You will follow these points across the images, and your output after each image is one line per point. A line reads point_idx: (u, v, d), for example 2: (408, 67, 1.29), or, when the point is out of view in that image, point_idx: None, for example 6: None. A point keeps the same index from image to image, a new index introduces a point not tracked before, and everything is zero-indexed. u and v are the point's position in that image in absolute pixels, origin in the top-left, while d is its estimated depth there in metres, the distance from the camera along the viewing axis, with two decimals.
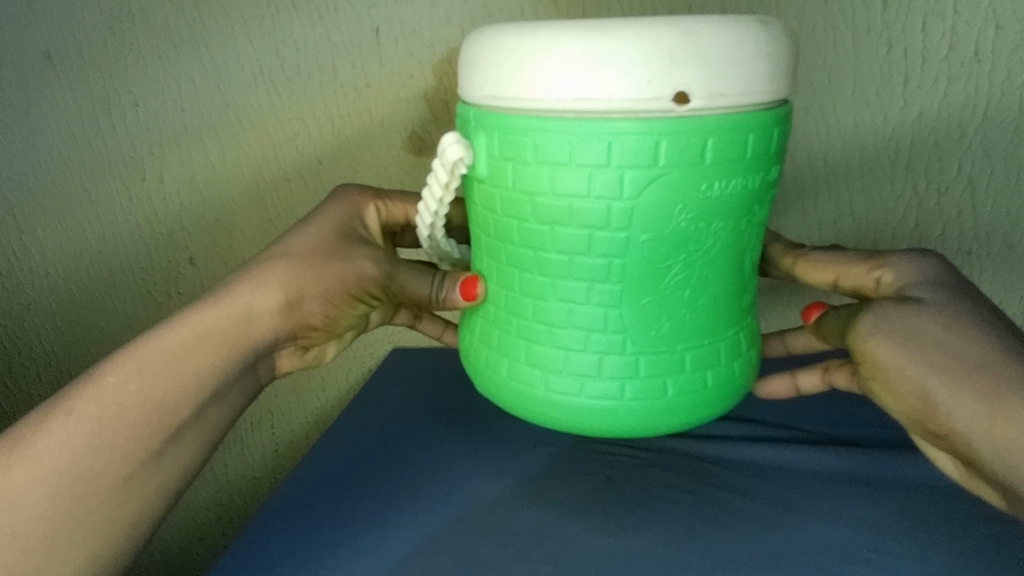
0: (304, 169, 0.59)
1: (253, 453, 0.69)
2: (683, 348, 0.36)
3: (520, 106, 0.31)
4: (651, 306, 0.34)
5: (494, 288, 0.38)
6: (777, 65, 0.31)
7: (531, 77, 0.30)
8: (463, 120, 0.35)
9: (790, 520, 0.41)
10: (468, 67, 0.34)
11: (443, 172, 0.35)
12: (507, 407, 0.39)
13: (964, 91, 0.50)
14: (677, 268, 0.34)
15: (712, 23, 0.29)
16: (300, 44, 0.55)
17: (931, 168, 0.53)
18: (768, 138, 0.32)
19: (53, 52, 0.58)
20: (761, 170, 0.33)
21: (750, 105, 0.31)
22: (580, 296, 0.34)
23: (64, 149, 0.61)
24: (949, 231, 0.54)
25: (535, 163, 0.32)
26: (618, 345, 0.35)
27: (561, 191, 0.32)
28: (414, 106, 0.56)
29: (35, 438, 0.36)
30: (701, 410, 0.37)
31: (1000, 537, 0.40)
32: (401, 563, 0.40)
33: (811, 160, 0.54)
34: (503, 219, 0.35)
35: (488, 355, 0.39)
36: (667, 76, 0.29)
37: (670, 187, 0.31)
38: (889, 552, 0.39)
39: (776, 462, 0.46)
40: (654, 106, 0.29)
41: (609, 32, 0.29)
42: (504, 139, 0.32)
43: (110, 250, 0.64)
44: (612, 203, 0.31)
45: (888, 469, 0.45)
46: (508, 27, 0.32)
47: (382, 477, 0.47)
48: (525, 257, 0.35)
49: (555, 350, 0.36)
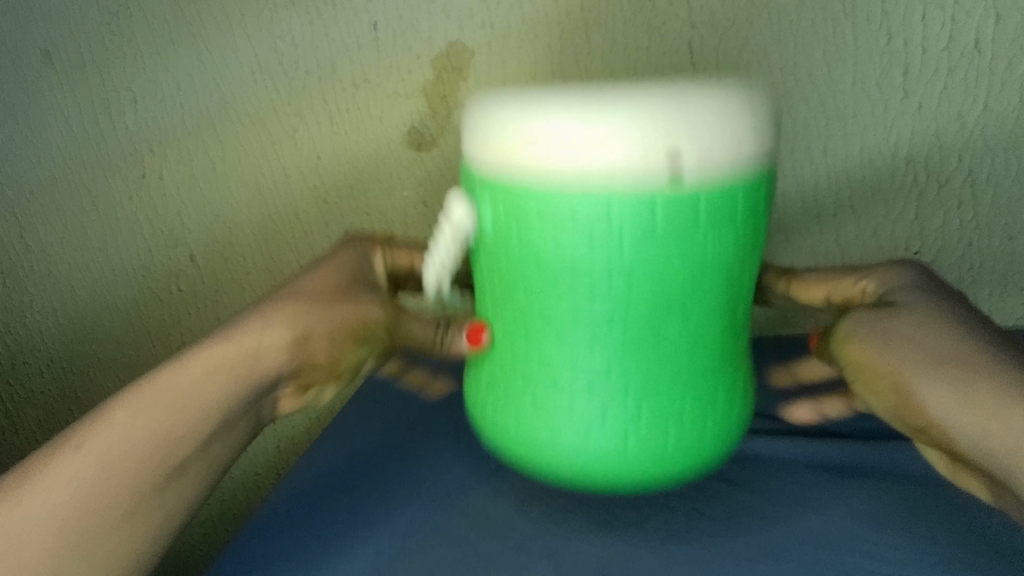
0: (303, 165, 0.59)
1: (255, 447, 0.69)
2: (687, 400, 0.36)
3: (511, 172, 0.32)
4: (653, 362, 0.35)
5: (498, 338, 0.38)
6: (760, 127, 0.32)
7: (531, 143, 0.31)
8: (462, 175, 0.35)
9: (788, 514, 0.41)
10: (463, 124, 0.34)
11: (449, 241, 0.36)
12: (516, 456, 0.39)
13: (965, 82, 0.50)
14: (676, 326, 0.34)
15: (697, 95, 0.30)
16: (298, 40, 0.55)
17: (931, 159, 0.53)
18: (757, 197, 0.33)
19: (50, 50, 0.58)
20: (752, 226, 0.34)
21: (741, 170, 0.31)
22: (582, 350, 0.35)
23: (63, 147, 0.61)
24: (948, 223, 0.54)
25: (534, 225, 0.32)
26: (621, 399, 0.35)
27: (562, 251, 0.32)
28: (412, 101, 0.56)
29: (46, 471, 0.37)
30: (700, 450, 0.37)
31: (995, 529, 0.40)
32: (403, 559, 0.40)
33: (810, 154, 0.54)
34: (504, 274, 0.35)
35: (495, 402, 0.39)
36: (661, 147, 0.29)
37: (668, 250, 0.32)
38: (885, 544, 0.39)
39: (776, 456, 0.46)
40: (649, 175, 0.30)
41: (603, 107, 0.29)
42: (504, 200, 0.33)
43: (112, 247, 0.64)
44: (612, 264, 0.32)
45: (885, 462, 0.45)
46: (501, 91, 0.32)
47: (384, 474, 0.48)
48: (528, 311, 0.35)
49: (560, 397, 0.36)
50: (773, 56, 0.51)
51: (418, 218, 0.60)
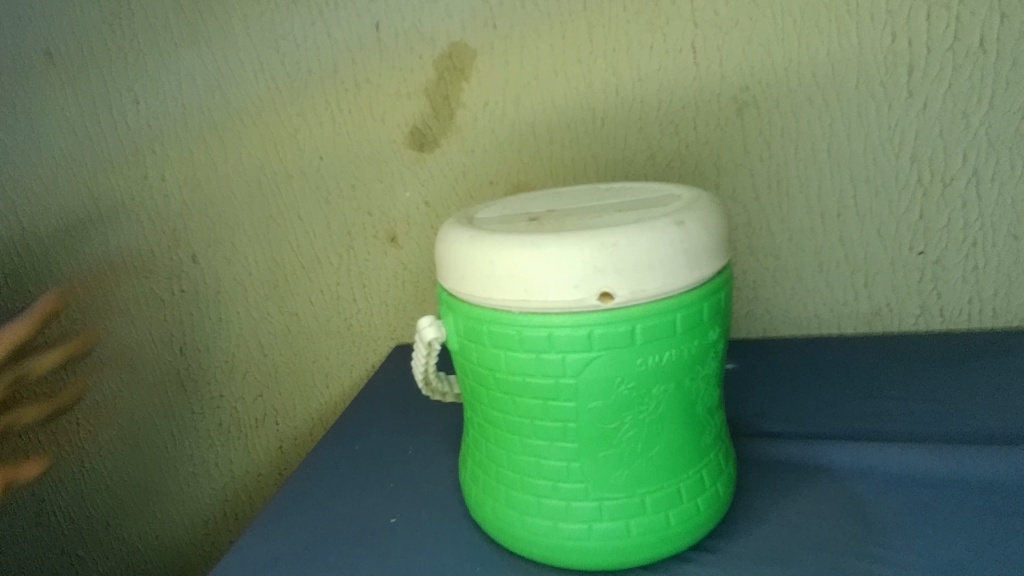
0: (305, 165, 0.59)
1: (258, 449, 0.69)
2: (645, 492, 0.36)
3: (475, 300, 0.34)
4: (608, 460, 0.35)
5: (475, 438, 0.39)
6: (698, 254, 0.32)
7: (482, 279, 0.33)
8: (437, 295, 0.38)
9: (793, 516, 0.40)
10: (438, 262, 0.37)
11: (424, 348, 0.38)
12: (491, 539, 0.40)
13: (969, 81, 0.50)
14: (628, 427, 0.34)
15: (630, 231, 0.31)
16: (300, 40, 0.56)
17: (936, 159, 0.52)
18: (700, 312, 0.33)
19: (54, 51, 0.58)
20: (700, 337, 0.34)
21: (678, 289, 0.32)
22: (545, 451, 0.35)
23: (65, 148, 0.61)
24: (955, 224, 0.53)
25: (493, 346, 0.34)
26: (581, 493, 0.36)
27: (514, 369, 0.33)
28: (414, 101, 0.56)
29: None
30: (666, 546, 0.36)
31: (1016, 529, 0.37)
32: (402, 561, 0.39)
33: (814, 154, 0.53)
34: (472, 384, 0.37)
35: (476, 493, 0.40)
36: (592, 280, 0.31)
37: (609, 366, 0.32)
38: (894, 547, 0.37)
39: (782, 458, 0.45)
40: (582, 305, 0.31)
41: (541, 246, 0.31)
42: (467, 323, 0.34)
43: (113, 248, 0.64)
44: (559, 379, 0.33)
45: (897, 463, 0.43)
46: (467, 230, 0.34)
47: (386, 478, 0.47)
48: (495, 418, 0.36)
49: (528, 496, 0.37)
50: (775, 56, 0.51)
51: (420, 218, 0.59)
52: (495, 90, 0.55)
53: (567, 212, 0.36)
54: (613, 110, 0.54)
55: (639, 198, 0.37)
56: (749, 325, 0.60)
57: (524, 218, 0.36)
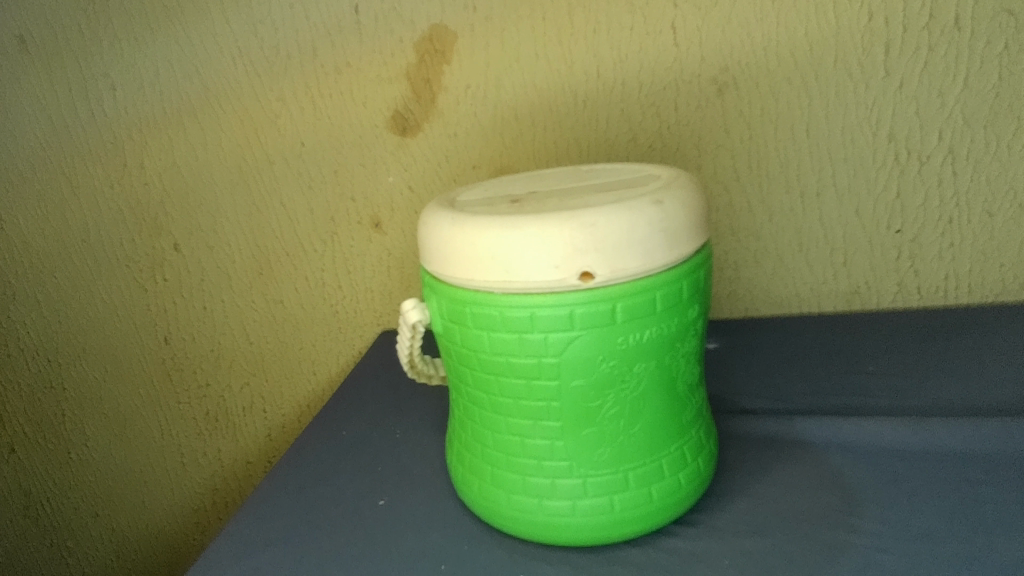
0: (286, 151, 0.59)
1: (245, 436, 0.69)
2: (627, 468, 0.36)
3: (458, 282, 0.34)
4: (591, 437, 0.36)
5: (461, 420, 0.40)
6: (677, 233, 0.32)
7: (464, 261, 0.33)
8: (420, 278, 0.38)
9: (773, 489, 0.41)
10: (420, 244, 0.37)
11: (408, 330, 0.39)
12: (479, 518, 0.40)
13: (945, 59, 0.50)
14: (610, 405, 0.35)
15: (609, 211, 0.31)
16: (279, 24, 0.55)
17: (913, 138, 0.53)
18: (680, 290, 0.33)
19: (27, 37, 0.57)
20: (679, 315, 0.34)
21: (657, 268, 0.32)
22: (529, 430, 0.36)
23: (42, 136, 0.61)
24: (931, 201, 0.54)
25: (476, 328, 0.34)
26: (565, 470, 0.36)
27: (497, 349, 0.34)
28: (395, 85, 0.56)
29: None
30: (648, 521, 0.37)
31: (987, 496, 0.38)
32: (391, 540, 0.40)
33: (793, 134, 0.54)
34: (457, 366, 0.37)
35: (462, 473, 0.40)
36: (572, 260, 0.31)
37: (590, 345, 0.33)
38: (868, 516, 0.38)
39: (762, 434, 0.46)
40: (563, 285, 0.32)
41: (521, 227, 0.31)
42: (450, 305, 0.35)
43: (94, 238, 0.63)
44: (541, 359, 0.33)
45: (873, 436, 0.44)
46: (448, 213, 0.34)
47: (374, 461, 0.48)
48: (480, 398, 0.37)
49: (513, 475, 0.37)
50: (754, 36, 0.51)
51: (403, 203, 0.59)
52: (476, 73, 0.55)
53: (547, 194, 0.36)
54: (594, 92, 0.54)
55: (619, 179, 0.37)
56: (731, 305, 0.61)
57: (506, 200, 0.36)
